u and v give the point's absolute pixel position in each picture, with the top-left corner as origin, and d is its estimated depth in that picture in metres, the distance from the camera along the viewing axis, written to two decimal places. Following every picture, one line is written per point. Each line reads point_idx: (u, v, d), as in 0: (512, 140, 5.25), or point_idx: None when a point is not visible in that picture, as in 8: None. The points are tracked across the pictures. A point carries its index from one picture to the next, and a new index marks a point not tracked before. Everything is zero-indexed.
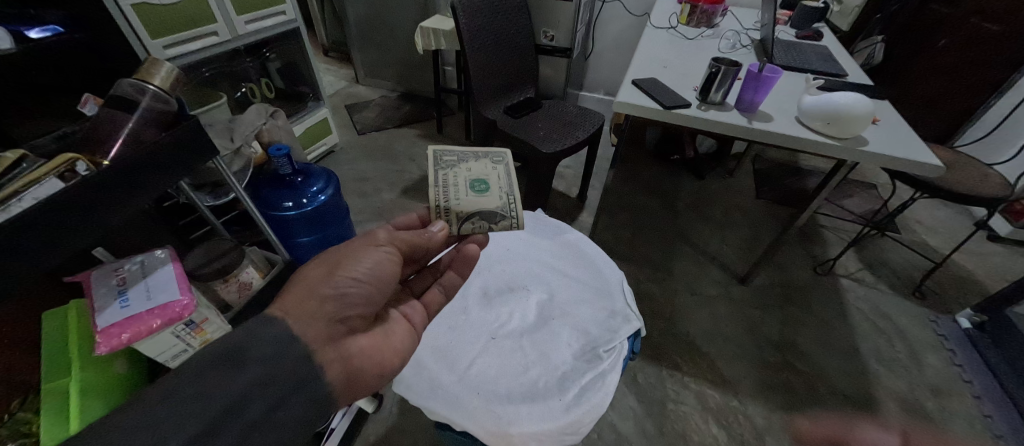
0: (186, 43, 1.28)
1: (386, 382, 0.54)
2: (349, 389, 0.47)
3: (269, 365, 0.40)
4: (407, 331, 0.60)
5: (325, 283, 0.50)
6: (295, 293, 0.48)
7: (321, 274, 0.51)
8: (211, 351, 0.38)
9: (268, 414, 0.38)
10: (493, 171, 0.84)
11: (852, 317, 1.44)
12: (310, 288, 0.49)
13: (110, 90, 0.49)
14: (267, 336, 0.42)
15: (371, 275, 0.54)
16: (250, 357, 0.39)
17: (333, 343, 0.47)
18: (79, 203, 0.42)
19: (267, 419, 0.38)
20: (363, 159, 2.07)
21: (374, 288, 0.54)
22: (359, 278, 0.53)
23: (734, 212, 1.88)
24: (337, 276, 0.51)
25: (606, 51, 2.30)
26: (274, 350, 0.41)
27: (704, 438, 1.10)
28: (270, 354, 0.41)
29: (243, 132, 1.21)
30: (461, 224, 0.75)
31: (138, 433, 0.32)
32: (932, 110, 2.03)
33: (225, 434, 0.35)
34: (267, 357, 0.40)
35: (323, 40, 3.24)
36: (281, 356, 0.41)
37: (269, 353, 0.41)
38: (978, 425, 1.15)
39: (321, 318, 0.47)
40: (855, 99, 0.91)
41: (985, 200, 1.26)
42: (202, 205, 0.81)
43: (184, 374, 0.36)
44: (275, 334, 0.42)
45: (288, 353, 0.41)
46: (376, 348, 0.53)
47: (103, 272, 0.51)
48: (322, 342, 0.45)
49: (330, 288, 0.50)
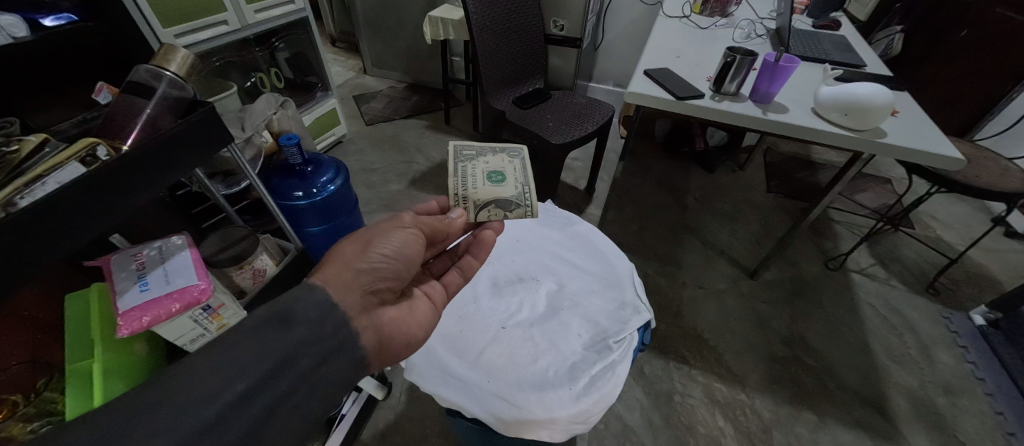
0: (197, 33, 1.28)
1: (412, 351, 0.55)
2: (379, 356, 0.48)
3: (314, 329, 0.41)
4: (427, 306, 0.59)
5: (360, 258, 0.51)
6: (332, 264, 0.49)
7: (354, 250, 0.52)
8: (261, 315, 0.39)
9: (309, 375, 0.39)
10: (510, 164, 0.86)
11: (863, 312, 1.43)
12: (345, 261, 0.50)
13: (128, 77, 0.50)
14: (309, 300, 0.43)
15: (399, 253, 0.55)
16: (296, 319, 0.41)
17: (368, 313, 0.48)
18: (100, 189, 0.42)
19: (313, 375, 0.39)
20: (372, 150, 2.07)
21: (402, 265, 0.55)
22: (387, 254, 0.53)
23: (744, 205, 1.86)
24: (370, 251, 0.52)
25: (616, 42, 2.27)
26: (318, 315, 0.42)
27: (711, 430, 1.10)
28: (314, 317, 0.42)
29: (253, 122, 1.22)
30: (478, 212, 0.76)
31: (187, 390, 0.33)
32: (952, 102, 1.99)
33: (269, 391, 0.36)
34: (311, 320, 0.41)
35: (330, 30, 3.23)
36: (323, 321, 0.42)
37: (313, 316, 0.42)
38: (989, 422, 1.14)
39: (356, 288, 0.48)
40: (874, 88, 0.89)
41: (1005, 195, 1.24)
42: (216, 194, 0.82)
43: (232, 336, 0.37)
44: (317, 300, 0.43)
45: (329, 320, 0.42)
46: (404, 321, 0.53)
47: (123, 257, 0.52)
48: (358, 310, 0.46)
49: (364, 262, 0.51)
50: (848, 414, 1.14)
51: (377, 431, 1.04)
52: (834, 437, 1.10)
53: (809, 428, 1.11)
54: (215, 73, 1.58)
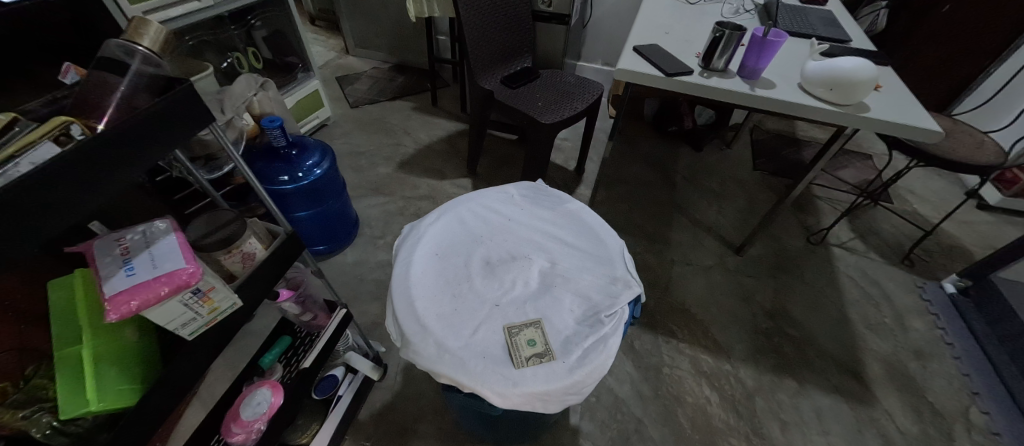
0: (167, 9, 1.23)
1: None
2: None
3: None
4: None
5: None
6: None
7: None
8: None
9: None
10: (523, 282, 0.73)
11: (843, 284, 1.48)
12: None
13: (98, 52, 0.47)
14: None
15: None
16: None
17: None
18: (75, 169, 0.40)
19: None
20: (357, 133, 2.03)
21: None
22: None
23: (730, 183, 1.89)
24: None
25: (604, 20, 2.23)
26: None
27: (697, 399, 1.15)
28: None
29: (233, 104, 1.17)
30: (513, 329, 0.66)
31: None
32: (933, 80, 2.03)
33: None
34: None
35: (309, 9, 3.11)
36: None
37: None
38: (956, 383, 1.21)
39: None
40: (859, 63, 0.90)
41: (980, 168, 1.28)
42: (200, 178, 0.79)
43: None
44: None
45: None
46: None
47: (106, 242, 0.51)
48: None
49: None
50: (826, 380, 1.20)
51: (373, 412, 1.06)
52: (813, 401, 1.15)
53: (790, 394, 1.17)
54: (189, 53, 1.52)
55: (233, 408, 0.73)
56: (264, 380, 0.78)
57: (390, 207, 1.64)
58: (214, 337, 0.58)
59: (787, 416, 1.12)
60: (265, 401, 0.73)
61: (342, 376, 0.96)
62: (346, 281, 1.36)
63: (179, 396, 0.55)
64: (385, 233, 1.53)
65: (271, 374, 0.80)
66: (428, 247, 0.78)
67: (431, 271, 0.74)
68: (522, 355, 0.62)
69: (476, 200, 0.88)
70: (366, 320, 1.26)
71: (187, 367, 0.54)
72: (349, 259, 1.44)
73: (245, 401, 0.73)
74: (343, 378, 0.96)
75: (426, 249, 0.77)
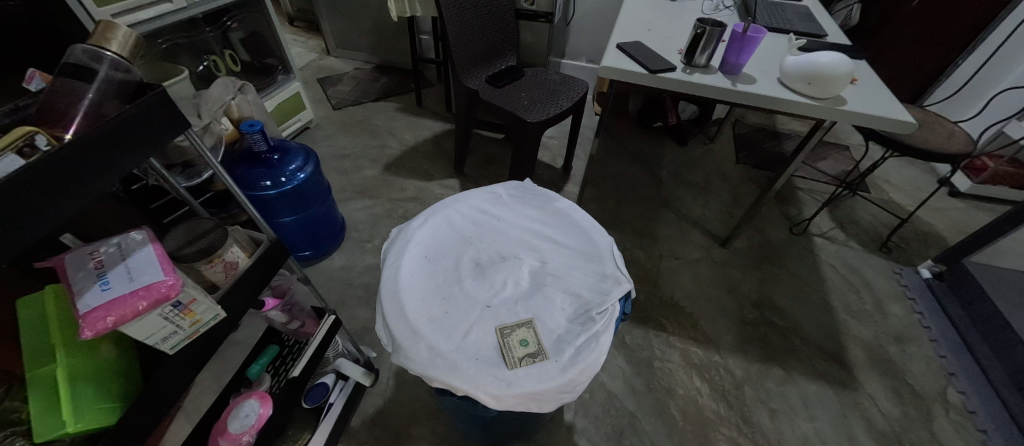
0: (136, 12, 1.19)
1: None
2: None
3: None
4: None
5: None
6: None
7: None
8: None
9: None
10: (514, 283, 0.73)
11: (824, 273, 1.52)
12: None
13: (63, 58, 0.45)
14: None
15: None
16: None
17: None
18: (42, 183, 0.38)
19: None
20: (341, 135, 2.00)
21: None
22: None
23: (714, 177, 1.92)
24: None
25: (587, 17, 2.24)
26: None
27: (689, 391, 1.17)
28: None
29: (210, 108, 1.14)
30: (508, 331, 0.65)
31: None
32: (906, 72, 2.10)
33: None
34: None
35: (287, 9, 3.05)
36: None
37: None
38: (934, 365, 1.25)
39: None
40: (836, 58, 0.92)
41: (950, 157, 1.33)
42: (179, 188, 0.76)
43: None
44: None
45: None
46: None
47: (77, 255, 0.48)
48: None
49: None
50: (811, 367, 1.23)
51: (366, 418, 1.05)
52: (800, 389, 1.18)
53: (777, 382, 1.19)
54: (162, 56, 1.47)
55: (219, 423, 0.70)
56: (252, 391, 0.76)
57: (377, 210, 1.62)
58: (198, 349, 0.57)
59: (775, 404, 1.15)
60: (253, 412, 0.71)
61: (333, 383, 0.95)
62: (334, 287, 1.34)
63: (163, 412, 0.53)
64: (373, 236, 1.51)
65: (260, 384, 0.78)
66: (417, 250, 0.77)
67: (421, 274, 0.73)
68: (515, 356, 0.62)
69: (464, 201, 0.88)
70: (356, 325, 1.24)
71: (169, 383, 0.53)
72: (336, 263, 1.42)
73: (233, 413, 0.71)
74: (334, 385, 0.95)
75: (415, 253, 0.76)
